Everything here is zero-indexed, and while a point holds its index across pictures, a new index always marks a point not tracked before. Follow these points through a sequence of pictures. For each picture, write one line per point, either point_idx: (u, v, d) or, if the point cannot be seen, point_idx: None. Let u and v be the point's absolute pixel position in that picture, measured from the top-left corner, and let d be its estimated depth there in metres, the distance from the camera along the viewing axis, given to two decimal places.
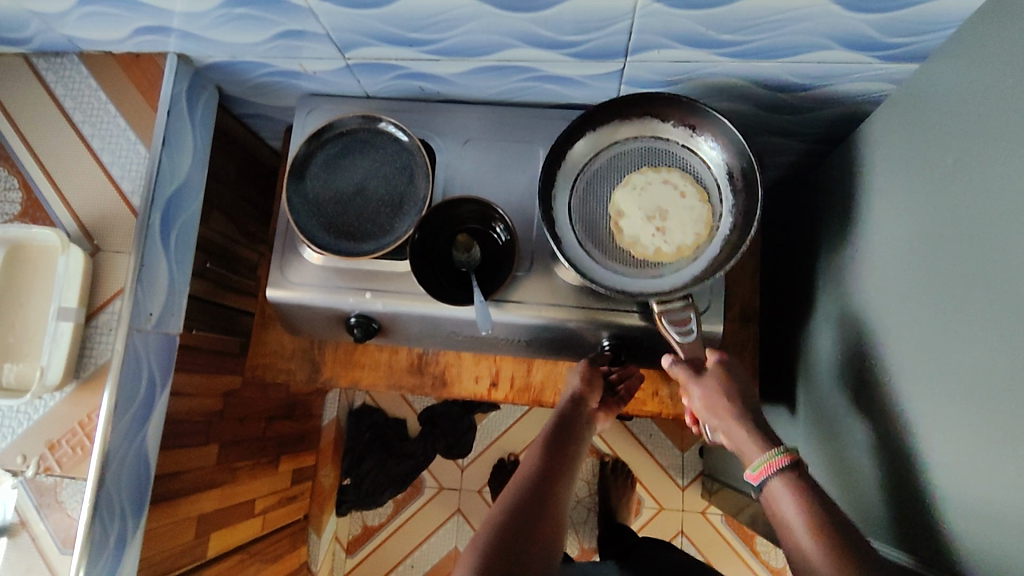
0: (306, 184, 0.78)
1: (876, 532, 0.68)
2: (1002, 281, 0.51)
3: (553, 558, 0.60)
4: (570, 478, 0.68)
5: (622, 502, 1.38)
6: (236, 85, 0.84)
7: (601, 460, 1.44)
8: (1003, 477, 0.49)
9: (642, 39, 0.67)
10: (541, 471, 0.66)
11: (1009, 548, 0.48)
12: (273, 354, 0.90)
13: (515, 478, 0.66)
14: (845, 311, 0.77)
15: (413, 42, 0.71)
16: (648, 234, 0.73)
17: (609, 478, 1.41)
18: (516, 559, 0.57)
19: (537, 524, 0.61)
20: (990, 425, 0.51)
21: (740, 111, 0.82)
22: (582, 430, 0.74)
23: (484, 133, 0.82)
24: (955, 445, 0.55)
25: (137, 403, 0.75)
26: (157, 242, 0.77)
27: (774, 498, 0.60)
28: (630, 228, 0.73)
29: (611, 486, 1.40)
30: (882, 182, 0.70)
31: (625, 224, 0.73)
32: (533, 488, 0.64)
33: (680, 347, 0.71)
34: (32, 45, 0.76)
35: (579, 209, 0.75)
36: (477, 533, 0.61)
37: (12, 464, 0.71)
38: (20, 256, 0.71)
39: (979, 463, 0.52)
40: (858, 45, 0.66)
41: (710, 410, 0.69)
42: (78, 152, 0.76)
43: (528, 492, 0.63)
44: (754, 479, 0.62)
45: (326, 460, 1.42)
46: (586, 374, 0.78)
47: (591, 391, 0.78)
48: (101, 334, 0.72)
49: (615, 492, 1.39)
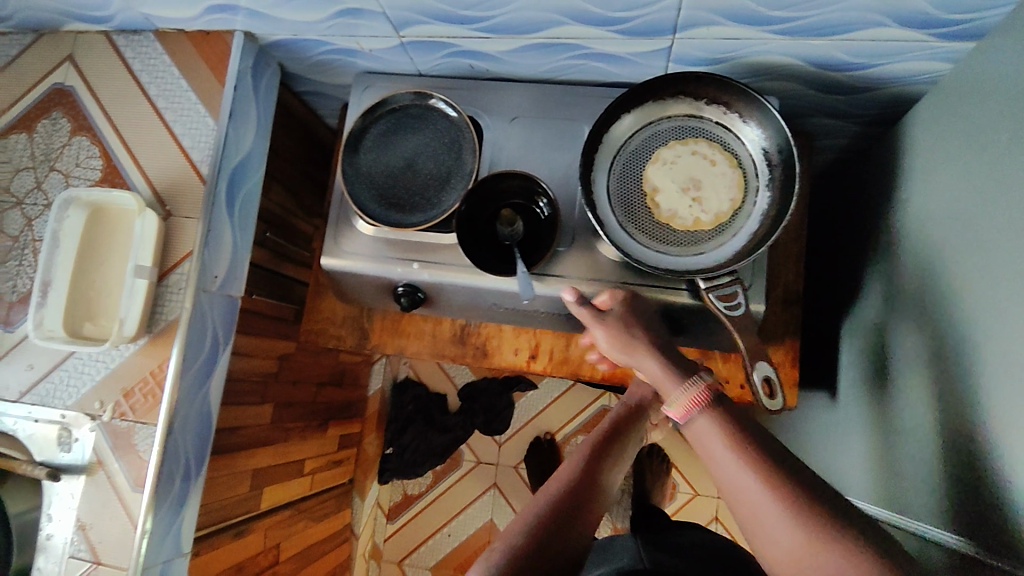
0: (360, 157, 0.82)
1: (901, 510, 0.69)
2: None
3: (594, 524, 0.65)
4: (618, 466, 0.73)
5: (656, 486, 1.37)
6: (297, 62, 0.88)
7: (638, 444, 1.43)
8: None
9: (691, 16, 0.68)
10: (592, 454, 0.71)
11: None
12: (326, 321, 0.95)
13: (568, 464, 0.70)
14: (891, 295, 0.76)
15: (464, 20, 0.73)
16: (685, 206, 0.74)
17: (645, 461, 1.40)
18: (565, 535, 0.61)
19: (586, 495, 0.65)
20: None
21: (790, 91, 0.82)
22: (636, 428, 0.79)
23: (530, 111, 0.84)
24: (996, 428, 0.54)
25: (202, 358, 0.80)
26: (223, 209, 0.82)
27: (696, 434, 0.58)
28: (667, 203, 0.75)
29: (646, 469, 1.39)
30: (935, 162, 0.69)
31: (661, 200, 0.75)
32: (586, 476, 0.68)
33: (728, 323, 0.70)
34: (113, 23, 0.82)
35: (617, 187, 0.76)
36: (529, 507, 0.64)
37: (92, 408, 0.78)
38: (102, 218, 0.77)
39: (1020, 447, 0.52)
40: (914, 22, 0.65)
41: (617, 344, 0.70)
42: (153, 123, 0.82)
43: (582, 471, 0.68)
44: (678, 412, 0.61)
45: (370, 428, 1.50)
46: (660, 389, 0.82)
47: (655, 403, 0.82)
48: (172, 292, 0.78)
49: (649, 476, 1.38)
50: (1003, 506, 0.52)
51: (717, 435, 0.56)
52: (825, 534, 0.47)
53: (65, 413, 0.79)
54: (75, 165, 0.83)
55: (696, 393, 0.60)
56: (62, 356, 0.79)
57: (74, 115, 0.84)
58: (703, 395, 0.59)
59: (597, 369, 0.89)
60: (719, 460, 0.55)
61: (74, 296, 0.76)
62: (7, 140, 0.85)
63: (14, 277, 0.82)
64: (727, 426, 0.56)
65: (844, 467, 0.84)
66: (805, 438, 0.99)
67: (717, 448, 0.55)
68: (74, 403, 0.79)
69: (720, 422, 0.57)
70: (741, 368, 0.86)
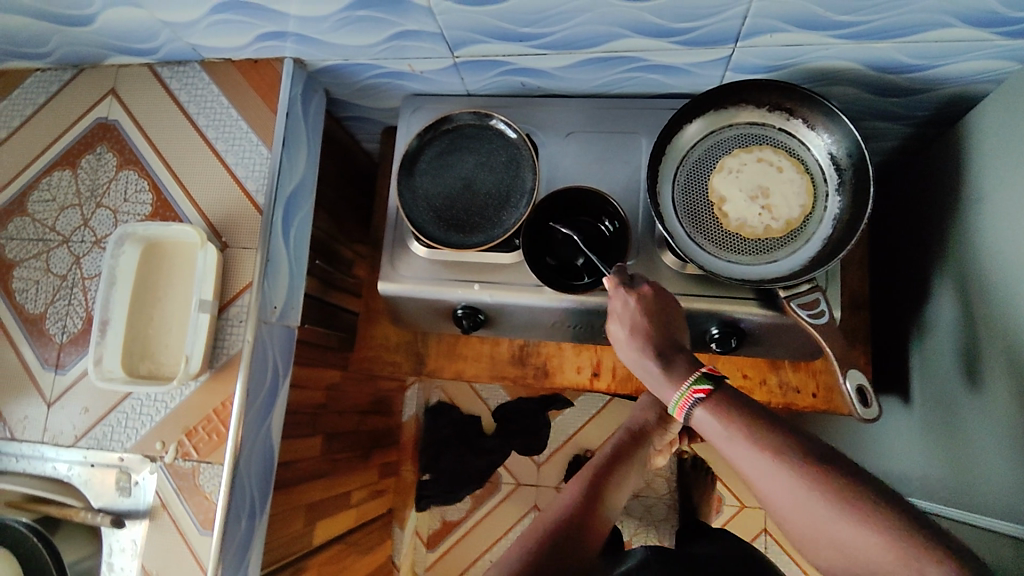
0: (415, 179, 0.81)
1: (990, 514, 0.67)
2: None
3: (590, 547, 0.67)
4: (618, 491, 0.75)
5: (704, 500, 1.37)
6: (344, 87, 0.87)
7: (680, 457, 1.40)
8: None
9: (756, 24, 0.67)
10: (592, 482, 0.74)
11: None
12: (378, 347, 0.93)
13: (570, 491, 0.73)
14: (965, 295, 0.75)
15: (522, 37, 0.72)
16: (755, 214, 0.73)
17: (690, 476, 1.39)
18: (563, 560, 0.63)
19: (583, 521, 0.68)
20: None
21: (845, 95, 0.81)
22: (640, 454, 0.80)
23: (585, 126, 0.83)
24: None
25: (264, 391, 0.78)
26: (280, 238, 0.80)
27: (699, 430, 0.59)
28: (735, 212, 0.74)
29: (693, 485, 1.38)
30: (1006, 159, 0.69)
31: (729, 209, 0.74)
32: (586, 503, 0.71)
33: (813, 330, 0.70)
34: (159, 55, 0.81)
35: (683, 198, 0.75)
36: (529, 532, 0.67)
37: (152, 450, 0.75)
38: (159, 252, 0.75)
39: None
40: (984, 21, 0.64)
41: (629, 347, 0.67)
42: (203, 154, 0.81)
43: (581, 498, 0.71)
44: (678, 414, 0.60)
45: (407, 456, 1.48)
46: (664, 415, 0.84)
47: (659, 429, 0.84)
48: (232, 325, 0.75)
49: (696, 491, 1.38)
50: None
51: (717, 425, 0.56)
52: (842, 504, 0.48)
53: (123, 456, 0.76)
54: (123, 201, 0.81)
55: (686, 398, 0.59)
56: (119, 397, 0.77)
57: (120, 150, 0.82)
58: (691, 398, 0.58)
59: None
60: (729, 454, 0.55)
61: (132, 335, 0.74)
62: (51, 178, 0.83)
63: (64, 317, 0.80)
64: (721, 414, 0.56)
65: (919, 472, 0.83)
66: (869, 445, 0.97)
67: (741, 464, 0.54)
68: (133, 445, 0.76)
69: (730, 429, 0.55)
70: (813, 377, 0.84)
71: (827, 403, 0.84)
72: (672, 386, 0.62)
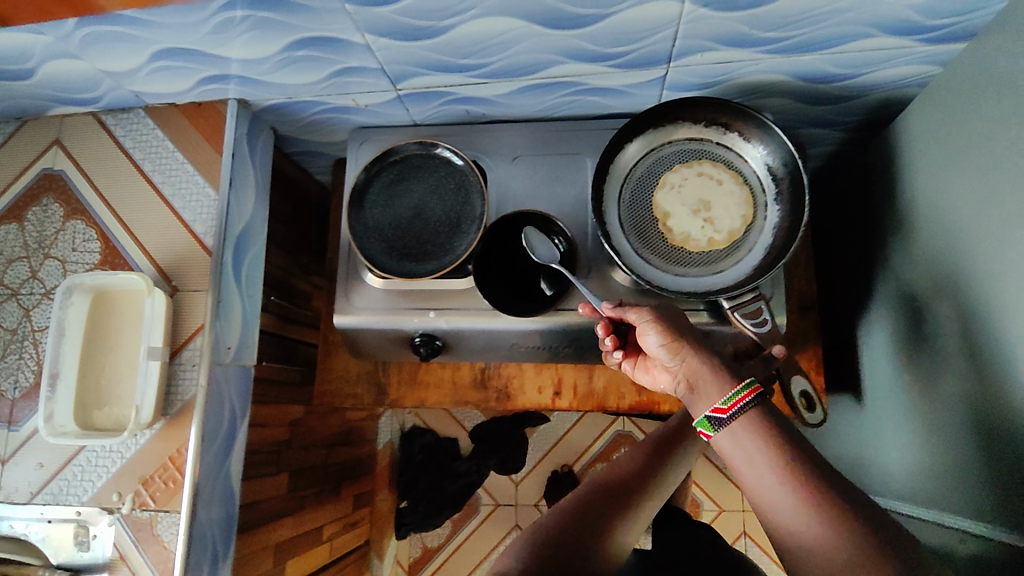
0: (365, 211, 0.81)
1: (943, 508, 0.69)
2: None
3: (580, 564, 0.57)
4: (622, 506, 0.64)
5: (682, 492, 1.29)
6: (291, 124, 0.87)
7: None
8: None
9: (686, 45, 0.69)
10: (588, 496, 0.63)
11: None
12: (339, 380, 0.93)
13: (559, 508, 0.62)
14: (905, 294, 0.77)
15: (462, 69, 0.74)
16: (698, 227, 0.75)
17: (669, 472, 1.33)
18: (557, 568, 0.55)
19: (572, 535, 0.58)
20: None
21: (780, 106, 0.84)
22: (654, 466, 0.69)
23: (531, 149, 0.84)
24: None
25: (221, 434, 0.77)
26: (231, 278, 0.80)
27: (721, 446, 0.56)
28: (680, 226, 0.75)
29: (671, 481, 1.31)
30: (932, 162, 0.71)
31: (674, 224, 0.75)
32: (571, 519, 0.60)
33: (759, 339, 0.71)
34: (102, 102, 0.81)
35: (629, 215, 0.77)
36: (529, 529, 0.59)
37: (109, 502, 0.74)
38: (107, 300, 0.75)
39: None
40: (899, 33, 0.67)
41: (674, 352, 0.63)
42: (150, 199, 0.80)
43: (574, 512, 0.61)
44: (727, 410, 0.56)
45: (382, 483, 1.45)
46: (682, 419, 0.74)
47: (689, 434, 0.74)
48: (185, 370, 0.75)
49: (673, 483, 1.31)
50: None
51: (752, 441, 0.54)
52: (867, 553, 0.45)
53: (80, 510, 0.74)
54: (71, 250, 0.80)
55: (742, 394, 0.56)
56: (73, 450, 0.75)
57: (66, 199, 0.81)
58: (750, 394, 0.56)
59: (624, 398, 0.88)
60: (751, 474, 0.53)
61: (83, 386, 0.73)
62: None
63: (15, 372, 0.78)
64: (761, 434, 0.53)
65: (875, 468, 0.84)
66: (830, 443, 0.99)
67: (763, 485, 0.51)
68: (90, 498, 0.75)
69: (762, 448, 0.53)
70: None
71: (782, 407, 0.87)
72: (721, 387, 0.58)
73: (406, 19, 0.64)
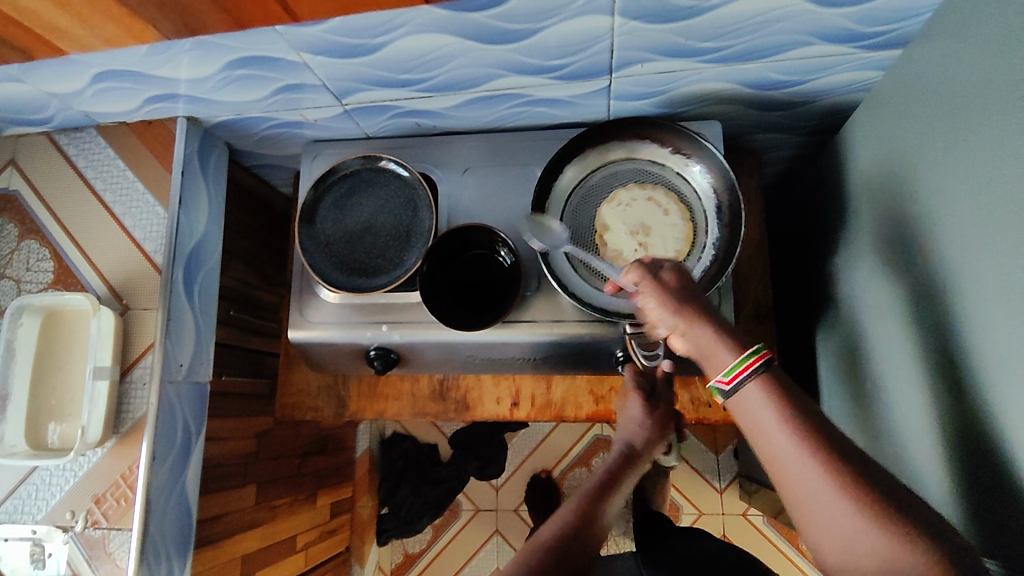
0: (313, 215, 0.82)
1: None
2: (1018, 251, 0.48)
3: None
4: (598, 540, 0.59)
5: (658, 491, 1.29)
6: (244, 139, 0.88)
7: None
8: (1000, 462, 0.50)
9: (625, 56, 0.69)
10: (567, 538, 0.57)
11: (1013, 536, 0.48)
12: (300, 392, 0.93)
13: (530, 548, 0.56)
14: (856, 301, 0.77)
15: (404, 83, 0.73)
16: (631, 247, 0.75)
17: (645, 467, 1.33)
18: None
19: None
20: (990, 410, 0.51)
21: (732, 113, 0.83)
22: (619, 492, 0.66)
23: (482, 161, 0.84)
24: (964, 431, 0.55)
25: (175, 450, 0.78)
26: (182, 296, 0.80)
27: (739, 406, 0.51)
28: (614, 242, 0.76)
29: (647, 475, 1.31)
30: (878, 168, 0.71)
31: (609, 238, 0.76)
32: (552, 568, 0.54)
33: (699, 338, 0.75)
34: (53, 123, 0.81)
35: (570, 229, 0.77)
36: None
37: (63, 520, 0.75)
38: (57, 321, 0.75)
39: (984, 449, 0.52)
40: (840, 40, 0.66)
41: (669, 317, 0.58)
42: (102, 218, 0.81)
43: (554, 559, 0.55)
44: (727, 381, 0.51)
45: (363, 490, 1.45)
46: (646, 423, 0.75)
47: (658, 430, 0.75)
48: (136, 388, 0.76)
49: (650, 481, 1.31)
50: (984, 509, 0.52)
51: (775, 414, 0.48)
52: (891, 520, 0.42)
53: (35, 528, 0.75)
54: (25, 270, 0.81)
55: (755, 357, 0.51)
56: (27, 470, 0.76)
57: (19, 220, 0.82)
58: (765, 359, 0.51)
59: (580, 408, 0.88)
60: (776, 446, 0.47)
61: (33, 406, 0.74)
62: None
63: None
64: (784, 404, 0.48)
65: None
66: None
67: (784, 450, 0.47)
68: (45, 517, 0.75)
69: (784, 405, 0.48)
70: None
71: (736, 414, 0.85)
72: (729, 350, 0.53)
73: (339, 37, 0.64)
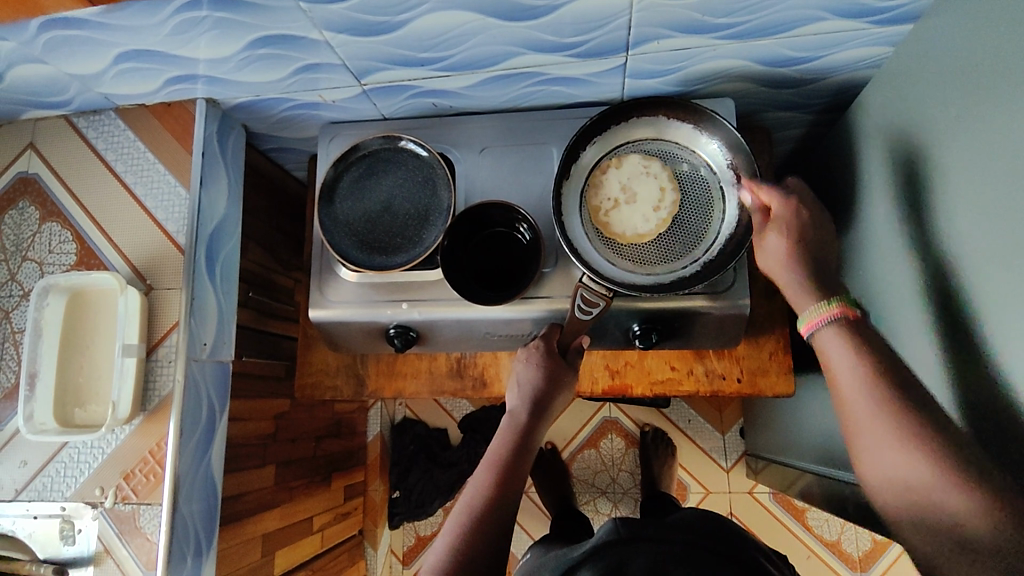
0: (341, 175, 0.84)
1: None
2: None
3: None
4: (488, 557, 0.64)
5: (665, 470, 1.35)
6: (262, 121, 0.88)
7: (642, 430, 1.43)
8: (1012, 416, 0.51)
9: (642, 33, 0.70)
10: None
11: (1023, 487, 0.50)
12: (318, 372, 0.94)
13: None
14: (868, 273, 0.78)
15: (423, 62, 0.74)
16: (632, 218, 0.77)
17: (650, 449, 1.39)
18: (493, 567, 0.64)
19: None
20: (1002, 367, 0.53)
21: (745, 91, 0.85)
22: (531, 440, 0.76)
23: (497, 140, 0.86)
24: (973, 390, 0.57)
25: (200, 429, 0.79)
26: (205, 276, 0.81)
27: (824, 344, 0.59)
28: (621, 206, 0.78)
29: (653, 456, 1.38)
30: (888, 142, 0.72)
31: (619, 202, 0.78)
32: None
33: (713, 307, 0.77)
34: (73, 106, 0.82)
35: (594, 186, 0.79)
36: None
37: (92, 496, 0.76)
38: (83, 300, 0.77)
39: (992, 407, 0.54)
40: (855, 14, 0.67)
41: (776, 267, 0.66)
42: (123, 201, 0.82)
43: None
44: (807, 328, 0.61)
45: (374, 474, 1.50)
46: (548, 377, 0.77)
47: (550, 386, 0.77)
48: (162, 366, 0.77)
49: (656, 461, 1.37)
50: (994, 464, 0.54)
51: (845, 350, 0.57)
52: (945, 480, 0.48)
53: (64, 505, 0.76)
54: (48, 252, 0.82)
55: (831, 309, 0.59)
56: (55, 447, 0.77)
57: (42, 202, 0.83)
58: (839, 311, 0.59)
59: (597, 383, 0.89)
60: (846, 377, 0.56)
61: (62, 384, 0.75)
62: None
63: None
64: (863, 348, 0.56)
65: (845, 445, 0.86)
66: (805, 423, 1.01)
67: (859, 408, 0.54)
68: (74, 494, 0.76)
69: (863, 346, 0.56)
70: (736, 363, 0.87)
71: (752, 387, 0.86)
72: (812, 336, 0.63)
73: (362, 16, 0.65)
